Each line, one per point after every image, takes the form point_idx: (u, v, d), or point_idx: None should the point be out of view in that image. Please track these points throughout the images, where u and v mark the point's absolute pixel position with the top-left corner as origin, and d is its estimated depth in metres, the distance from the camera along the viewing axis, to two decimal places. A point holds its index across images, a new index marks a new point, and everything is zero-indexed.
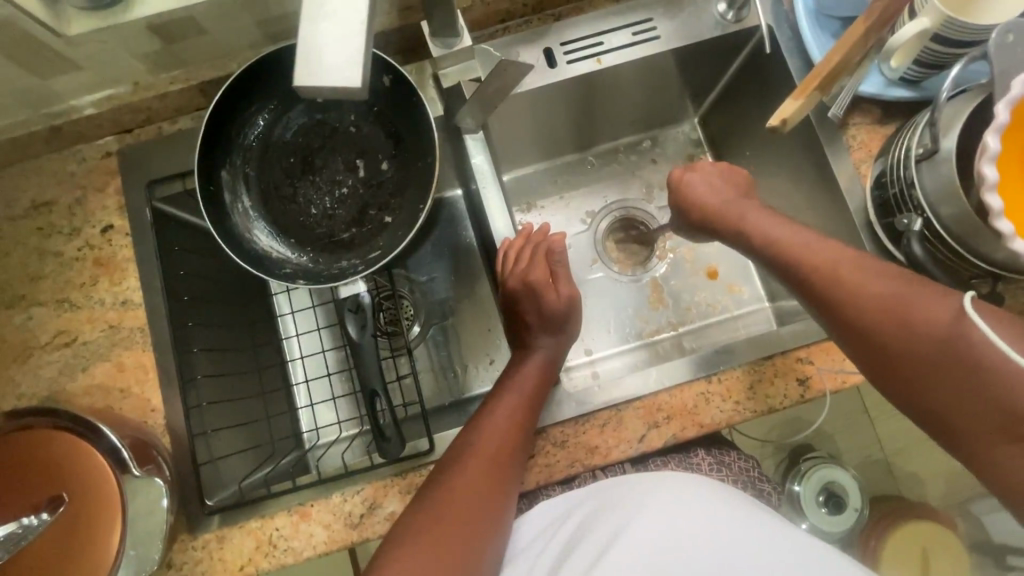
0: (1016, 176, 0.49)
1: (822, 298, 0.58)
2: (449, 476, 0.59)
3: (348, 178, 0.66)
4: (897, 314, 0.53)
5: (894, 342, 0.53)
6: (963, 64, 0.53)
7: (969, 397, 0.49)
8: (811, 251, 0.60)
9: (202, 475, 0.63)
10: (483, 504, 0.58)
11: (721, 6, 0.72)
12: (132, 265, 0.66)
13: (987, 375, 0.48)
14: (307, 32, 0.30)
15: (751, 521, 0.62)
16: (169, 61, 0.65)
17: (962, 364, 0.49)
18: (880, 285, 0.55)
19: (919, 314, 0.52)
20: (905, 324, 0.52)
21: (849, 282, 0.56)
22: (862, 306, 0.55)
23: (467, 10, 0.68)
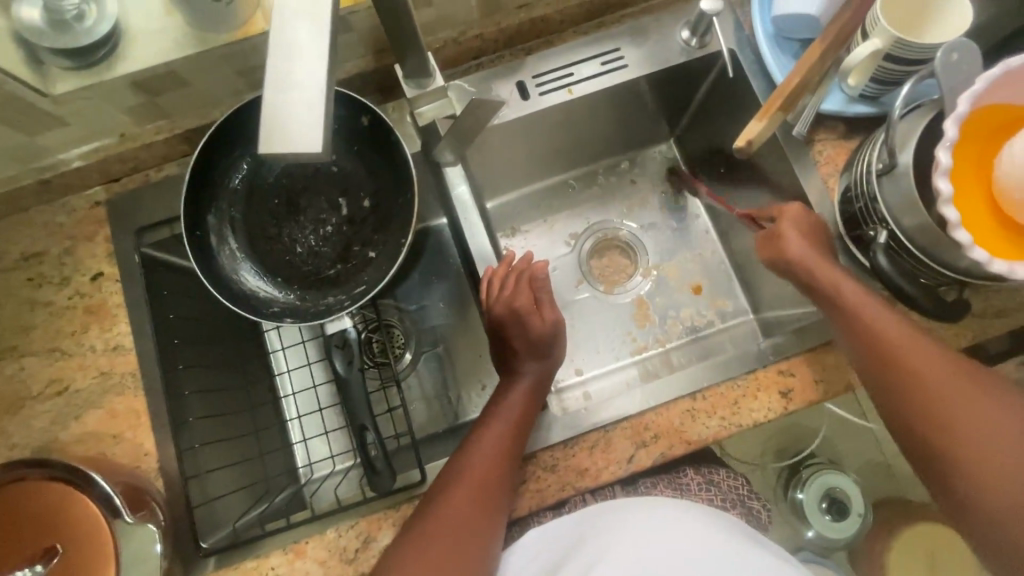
0: (969, 189, 0.51)
1: (853, 329, 0.59)
2: (437, 498, 0.59)
3: (331, 217, 0.68)
4: (924, 358, 0.56)
5: (923, 385, 0.55)
6: (913, 83, 0.55)
7: (984, 450, 0.51)
8: (836, 278, 0.62)
9: (197, 517, 0.63)
10: (470, 526, 0.58)
11: (685, 34, 0.75)
12: (122, 310, 0.67)
13: (995, 436, 0.51)
14: (268, 97, 0.31)
15: (726, 535, 0.66)
16: (153, 112, 0.67)
17: (980, 422, 0.52)
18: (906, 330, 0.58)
19: (942, 363, 0.55)
20: (929, 371, 0.55)
21: (879, 319, 0.58)
22: (895, 345, 0.57)
23: (438, 50, 0.71)
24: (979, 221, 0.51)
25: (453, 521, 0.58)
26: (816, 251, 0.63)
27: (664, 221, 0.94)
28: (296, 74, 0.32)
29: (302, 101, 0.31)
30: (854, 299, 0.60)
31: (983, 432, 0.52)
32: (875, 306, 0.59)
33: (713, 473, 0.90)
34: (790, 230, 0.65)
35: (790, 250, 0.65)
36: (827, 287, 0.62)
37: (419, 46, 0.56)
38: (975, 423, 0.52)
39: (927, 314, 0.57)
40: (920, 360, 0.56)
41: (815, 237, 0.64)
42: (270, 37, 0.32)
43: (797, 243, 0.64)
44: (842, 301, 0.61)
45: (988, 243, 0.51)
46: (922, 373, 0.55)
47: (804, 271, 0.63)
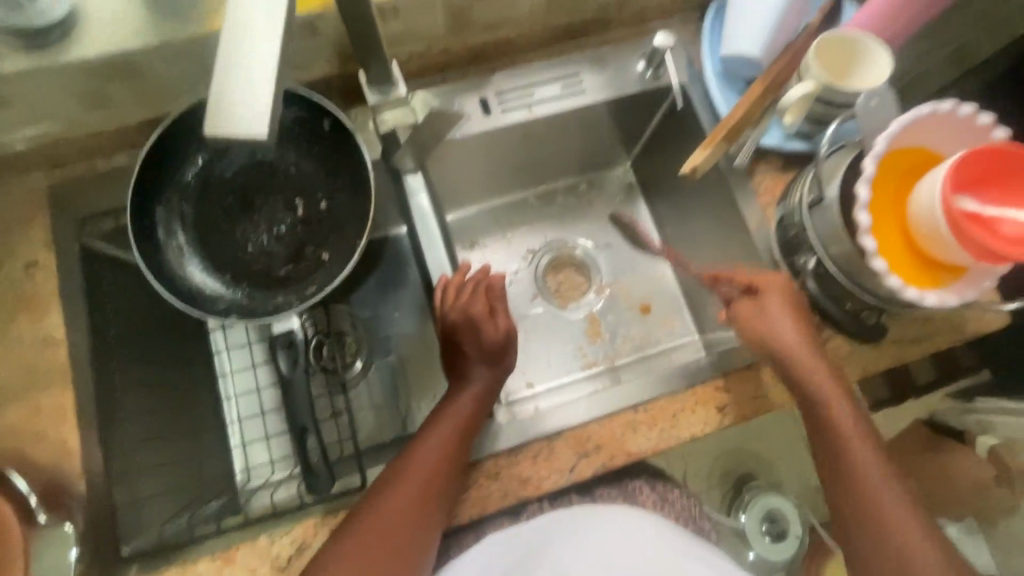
0: (886, 221, 0.56)
1: (801, 394, 0.63)
2: (377, 502, 0.59)
3: (286, 217, 0.68)
4: (852, 431, 0.61)
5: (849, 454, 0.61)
6: (837, 125, 0.61)
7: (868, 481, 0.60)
8: (802, 350, 0.63)
9: (122, 519, 0.61)
10: (411, 535, 0.58)
11: (641, 65, 0.79)
12: (55, 302, 0.63)
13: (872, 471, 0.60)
14: (217, 88, 0.32)
15: (675, 538, 0.71)
16: (106, 100, 0.65)
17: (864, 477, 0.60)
18: (844, 400, 0.63)
19: (862, 440, 0.61)
20: (853, 444, 0.61)
21: (826, 388, 0.62)
22: (832, 415, 0.62)
23: (404, 61, 0.73)
24: (894, 249, 0.56)
25: (396, 529, 0.58)
26: (794, 325, 0.64)
27: (618, 242, 0.97)
28: (247, 62, 0.33)
29: (252, 93, 0.32)
30: (810, 365, 0.63)
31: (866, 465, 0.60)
32: (826, 373, 0.63)
33: (668, 492, 0.91)
34: (773, 309, 0.64)
35: (778, 328, 0.64)
36: (795, 350, 0.63)
37: (383, 55, 0.58)
38: (881, 496, 0.59)
39: (837, 318, 0.65)
40: (848, 431, 0.61)
41: (799, 319, 0.64)
42: (223, 29, 0.33)
43: (780, 317, 0.64)
44: (798, 364, 0.63)
45: (902, 271, 0.56)
46: (852, 444, 0.61)
47: (789, 348, 0.63)
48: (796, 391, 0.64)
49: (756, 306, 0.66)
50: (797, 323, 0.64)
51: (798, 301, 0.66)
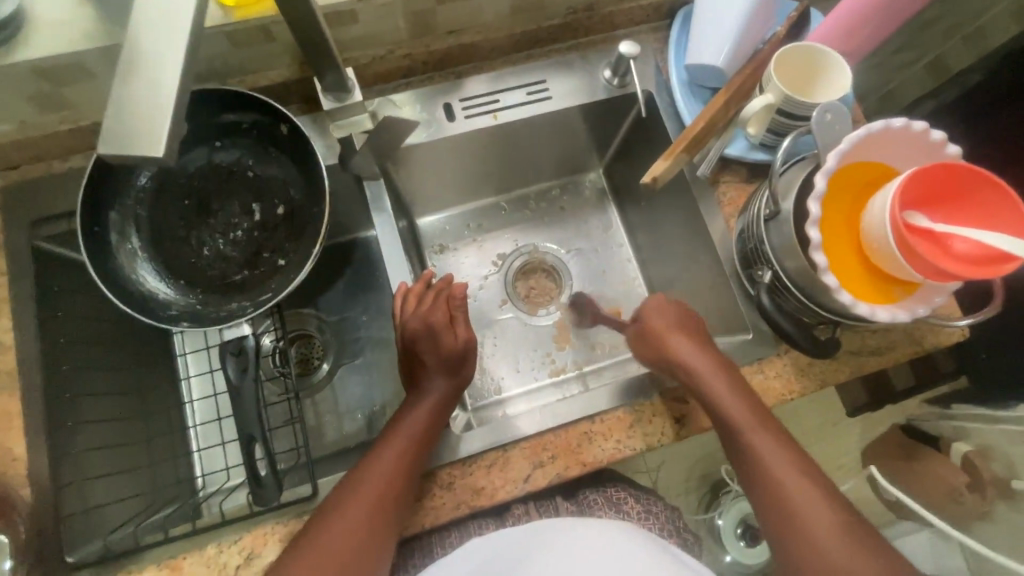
0: (839, 237, 0.56)
1: (715, 417, 0.63)
2: (328, 519, 0.57)
3: (243, 222, 0.67)
4: (785, 466, 0.59)
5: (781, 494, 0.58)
6: (794, 138, 0.59)
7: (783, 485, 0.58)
8: (702, 366, 0.64)
9: (70, 526, 0.60)
10: (363, 550, 0.56)
11: (607, 73, 0.79)
12: (5, 305, 0.63)
13: (785, 473, 0.59)
14: (112, 106, 0.30)
15: (649, 548, 0.64)
16: (59, 102, 0.64)
17: (782, 480, 0.58)
18: (768, 431, 0.61)
19: (800, 475, 0.58)
20: (763, 448, 0.60)
21: (738, 411, 0.62)
22: (739, 425, 0.62)
23: (366, 66, 0.73)
24: (847, 265, 0.55)
25: (347, 545, 0.56)
26: (694, 343, 0.67)
27: (590, 248, 0.97)
28: (145, 77, 0.31)
29: (150, 111, 0.31)
30: (719, 387, 0.63)
31: (779, 469, 0.59)
32: (742, 403, 0.62)
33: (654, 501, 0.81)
34: (670, 332, 0.68)
35: (668, 346, 0.68)
36: (686, 364, 0.65)
37: (335, 62, 0.57)
38: (825, 535, 0.55)
39: (801, 347, 0.61)
40: (768, 454, 0.60)
41: (698, 340, 0.67)
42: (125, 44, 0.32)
43: (669, 336, 0.68)
44: (694, 375, 0.64)
45: (855, 287, 0.55)
46: (782, 482, 0.58)
47: (674, 362, 0.66)
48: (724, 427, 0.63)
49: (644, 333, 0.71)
50: (682, 335, 0.68)
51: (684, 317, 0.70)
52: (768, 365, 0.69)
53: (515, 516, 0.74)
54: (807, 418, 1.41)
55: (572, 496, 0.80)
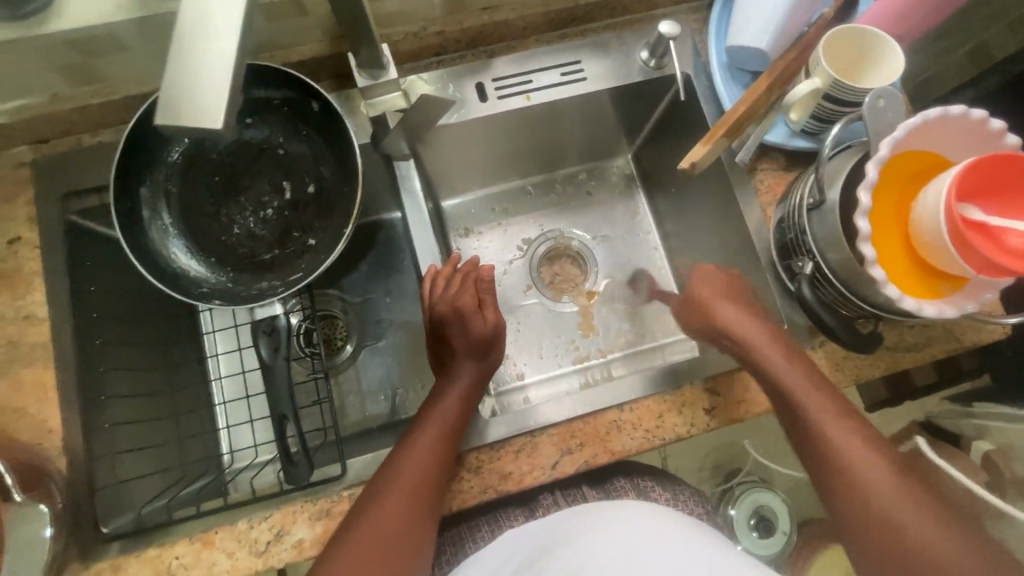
0: (887, 229, 0.54)
1: (775, 392, 0.62)
2: (367, 514, 0.57)
3: (273, 200, 0.66)
4: (841, 430, 0.58)
5: (839, 458, 0.57)
6: (843, 124, 0.58)
7: (855, 464, 0.56)
8: (757, 334, 0.65)
9: (102, 498, 0.61)
10: (404, 541, 0.56)
11: (644, 54, 0.76)
12: (39, 278, 0.63)
13: (853, 449, 0.57)
14: (171, 74, 0.30)
15: (682, 530, 0.60)
16: (90, 74, 0.64)
17: (853, 458, 0.57)
18: (826, 397, 0.60)
19: (860, 437, 0.58)
20: (830, 426, 0.59)
21: (795, 384, 0.61)
22: (798, 398, 0.60)
23: (398, 43, 0.71)
24: (895, 258, 0.54)
25: (397, 528, 0.56)
26: (743, 313, 0.68)
27: (617, 235, 0.95)
28: (204, 48, 0.30)
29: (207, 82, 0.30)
30: (776, 360, 0.62)
31: (844, 446, 0.57)
32: (795, 368, 0.62)
33: (678, 488, 0.80)
34: (719, 301, 0.70)
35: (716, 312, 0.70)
36: (740, 334, 0.66)
37: (373, 38, 0.55)
38: (885, 494, 0.54)
39: (840, 340, 0.59)
40: (835, 431, 0.58)
41: (748, 309, 0.68)
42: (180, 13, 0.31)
43: (716, 305, 0.70)
44: (752, 345, 0.64)
45: (902, 281, 0.53)
46: (839, 446, 0.57)
47: (726, 327, 0.68)
48: (780, 399, 0.62)
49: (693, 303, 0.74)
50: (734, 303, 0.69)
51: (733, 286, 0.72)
52: None
53: (545, 506, 0.74)
54: None
55: (599, 481, 0.78)
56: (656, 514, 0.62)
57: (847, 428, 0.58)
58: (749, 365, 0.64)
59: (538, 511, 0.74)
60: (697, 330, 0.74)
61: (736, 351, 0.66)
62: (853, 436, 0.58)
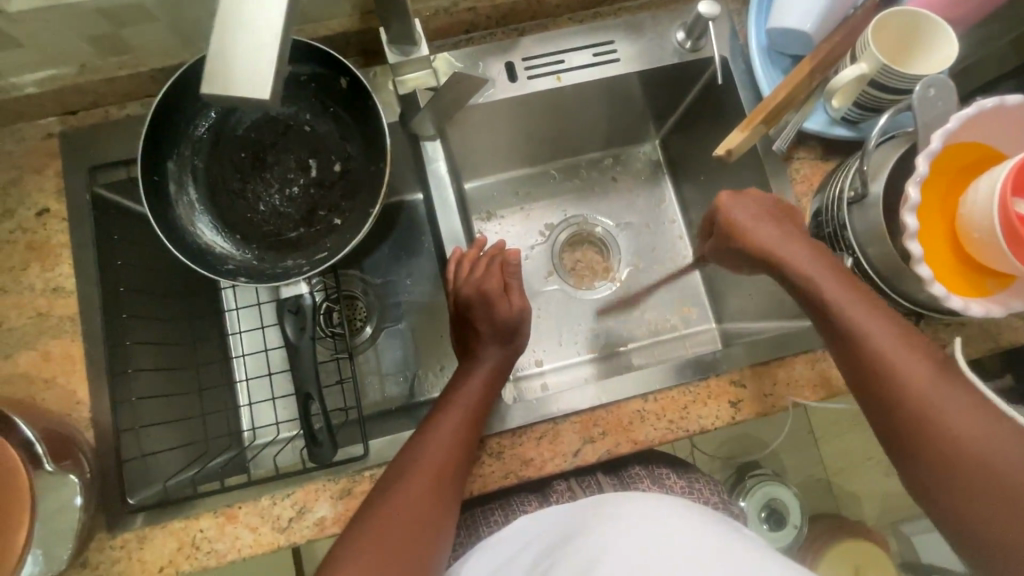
0: (933, 224, 0.52)
1: (815, 304, 0.58)
2: (387, 496, 0.57)
3: (299, 177, 0.66)
4: (922, 372, 0.51)
5: (914, 403, 0.51)
6: (890, 114, 0.55)
7: (905, 372, 0.52)
8: (795, 262, 0.60)
9: (128, 470, 0.61)
10: (423, 526, 0.56)
11: (680, 35, 0.74)
12: (67, 251, 0.63)
13: (901, 358, 0.52)
14: (217, 45, 0.29)
15: (700, 525, 0.58)
16: (118, 45, 0.63)
17: (904, 366, 0.52)
18: (899, 335, 0.54)
19: (945, 380, 0.51)
20: (872, 333, 0.54)
21: (837, 294, 0.57)
22: (842, 309, 0.56)
23: (428, 19, 0.69)
24: (939, 254, 0.52)
25: (413, 518, 0.56)
26: (784, 232, 0.62)
27: (641, 222, 0.93)
28: (250, 16, 0.29)
29: (252, 52, 0.29)
30: (815, 270, 0.59)
31: (895, 356, 0.53)
32: (838, 278, 0.58)
33: (694, 475, 0.79)
34: (748, 224, 0.64)
35: (754, 234, 0.63)
36: (779, 254, 0.61)
37: (406, 11, 0.54)
38: (971, 436, 0.48)
39: None
40: (881, 339, 0.54)
41: (784, 232, 0.62)
42: None
43: (754, 226, 0.63)
44: (789, 262, 0.60)
45: (946, 278, 0.52)
46: (917, 392, 0.51)
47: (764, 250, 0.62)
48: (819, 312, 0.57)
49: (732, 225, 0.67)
50: (777, 225, 0.63)
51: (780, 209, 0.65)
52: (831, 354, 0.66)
53: (559, 492, 0.74)
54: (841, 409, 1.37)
55: (615, 470, 0.77)
56: (670, 505, 0.61)
57: (895, 337, 0.53)
58: (786, 280, 0.61)
59: (551, 499, 0.73)
60: (732, 259, 0.69)
61: (783, 281, 0.61)
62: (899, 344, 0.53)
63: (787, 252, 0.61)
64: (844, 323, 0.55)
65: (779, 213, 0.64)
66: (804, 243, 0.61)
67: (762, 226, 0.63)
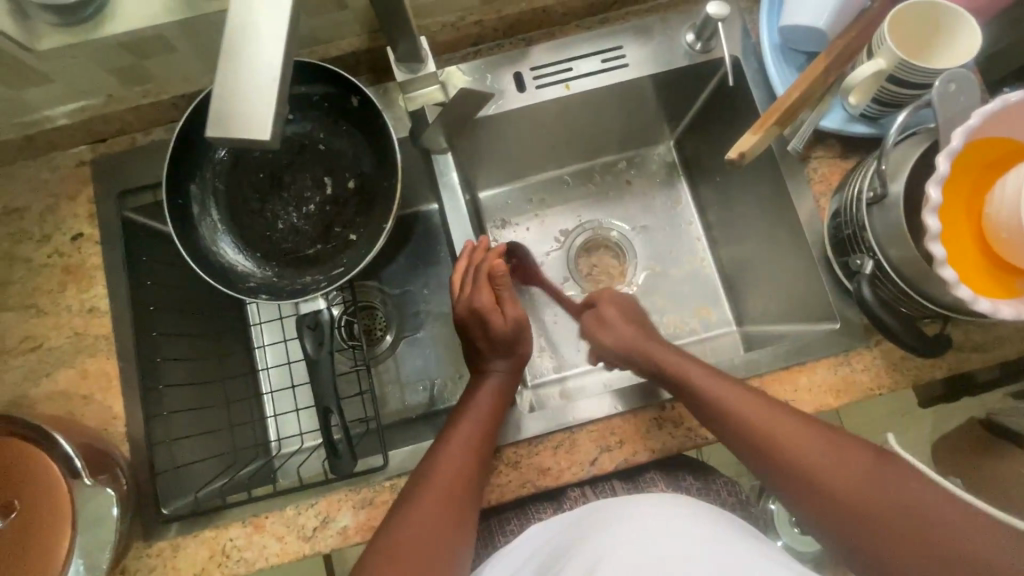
0: (957, 223, 0.50)
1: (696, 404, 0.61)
2: (401, 515, 0.57)
3: (315, 195, 0.68)
4: (795, 431, 0.57)
5: (809, 468, 0.55)
6: (909, 112, 0.54)
7: (801, 455, 0.56)
8: (650, 349, 0.68)
9: (162, 482, 0.64)
10: (438, 540, 0.57)
11: (689, 37, 0.73)
12: (100, 272, 0.67)
13: (791, 440, 0.57)
14: (219, 89, 0.30)
15: (713, 529, 0.59)
16: (142, 75, 0.66)
17: (799, 448, 0.56)
18: (760, 402, 0.59)
19: (815, 433, 0.57)
20: (758, 425, 0.58)
21: (717, 388, 0.60)
22: (726, 406, 0.59)
23: (436, 34, 0.70)
24: (965, 255, 0.50)
25: (426, 536, 0.56)
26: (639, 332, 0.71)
27: (657, 225, 0.92)
28: (248, 59, 0.31)
29: (252, 94, 0.30)
30: (692, 370, 0.63)
31: (786, 441, 0.57)
32: (713, 376, 0.62)
33: (712, 476, 0.80)
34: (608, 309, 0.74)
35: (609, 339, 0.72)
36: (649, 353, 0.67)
37: (412, 31, 0.55)
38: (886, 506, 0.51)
39: (906, 346, 0.56)
40: (768, 425, 0.58)
41: (634, 321, 0.73)
42: (224, 23, 0.31)
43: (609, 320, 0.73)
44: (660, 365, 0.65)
45: (973, 279, 0.50)
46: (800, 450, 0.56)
47: (629, 347, 0.70)
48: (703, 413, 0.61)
49: (599, 318, 0.74)
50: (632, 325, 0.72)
51: (631, 310, 0.75)
52: (855, 358, 0.64)
53: (572, 498, 0.73)
54: (876, 408, 1.32)
55: (630, 477, 0.76)
56: (679, 504, 0.62)
57: (780, 422, 0.58)
58: (661, 378, 0.65)
59: (564, 507, 0.73)
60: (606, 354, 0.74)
61: (657, 379, 0.65)
62: (786, 431, 0.57)
63: (647, 345, 0.68)
64: (714, 405, 0.60)
65: (629, 320, 0.73)
66: (665, 347, 0.68)
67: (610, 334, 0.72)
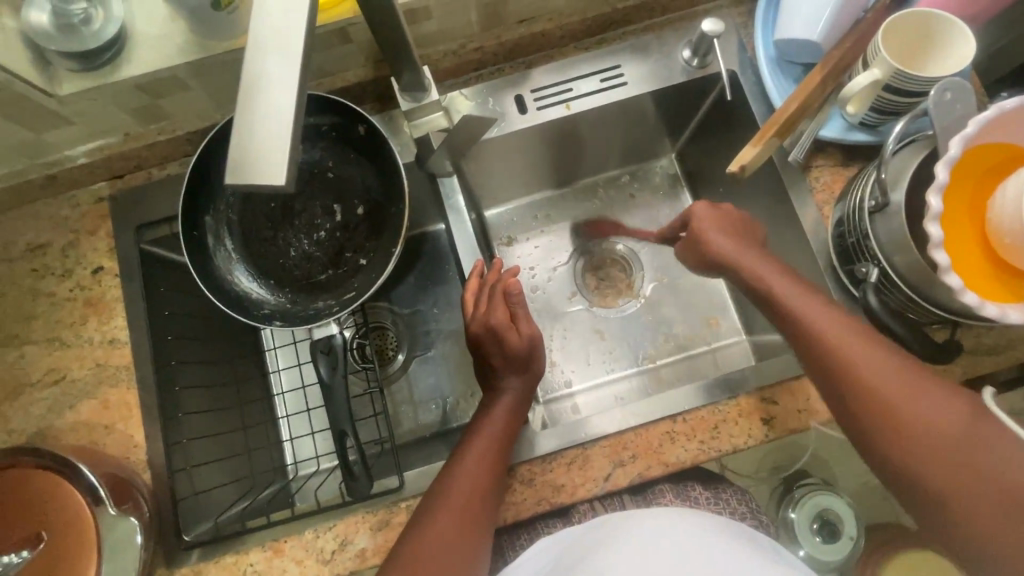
0: (961, 230, 0.50)
1: (773, 308, 0.62)
2: (419, 530, 0.58)
3: (325, 222, 0.69)
4: (862, 350, 0.54)
5: (870, 387, 0.53)
6: (907, 121, 0.54)
7: (866, 372, 0.53)
8: (764, 270, 0.64)
9: (183, 509, 0.65)
10: (462, 551, 0.57)
11: (686, 53, 0.74)
12: (120, 304, 0.69)
13: (858, 355, 0.54)
14: (237, 139, 0.32)
15: (728, 537, 0.62)
16: (156, 113, 0.68)
17: (867, 362, 0.54)
18: (834, 316, 0.57)
19: (888, 357, 0.54)
20: (825, 330, 0.57)
21: (789, 295, 0.61)
22: (795, 311, 0.59)
23: (437, 62, 0.73)
24: (971, 262, 0.50)
25: (441, 548, 0.57)
26: (742, 248, 0.67)
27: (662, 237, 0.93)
28: (264, 108, 0.32)
29: (268, 141, 0.32)
30: (770, 278, 0.63)
31: (852, 354, 0.54)
32: (790, 286, 0.61)
33: (721, 487, 0.80)
34: (710, 230, 0.70)
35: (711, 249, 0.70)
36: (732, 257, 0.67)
37: (416, 63, 0.57)
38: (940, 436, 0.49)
39: (916, 353, 0.56)
40: (837, 336, 0.56)
41: (735, 236, 0.69)
42: (240, 75, 0.33)
43: (714, 239, 0.70)
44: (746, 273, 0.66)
45: (979, 285, 0.50)
46: (909, 412, 0.51)
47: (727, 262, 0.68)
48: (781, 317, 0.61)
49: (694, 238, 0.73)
50: (732, 237, 0.69)
51: (731, 217, 0.72)
52: None
53: (581, 513, 0.74)
54: None
55: (639, 493, 0.76)
56: (694, 516, 0.65)
57: (847, 334, 0.56)
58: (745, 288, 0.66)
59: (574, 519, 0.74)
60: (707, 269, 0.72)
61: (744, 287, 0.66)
62: (855, 345, 0.55)
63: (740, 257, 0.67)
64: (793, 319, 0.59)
65: (729, 230, 0.70)
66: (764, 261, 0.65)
67: (729, 245, 0.68)
